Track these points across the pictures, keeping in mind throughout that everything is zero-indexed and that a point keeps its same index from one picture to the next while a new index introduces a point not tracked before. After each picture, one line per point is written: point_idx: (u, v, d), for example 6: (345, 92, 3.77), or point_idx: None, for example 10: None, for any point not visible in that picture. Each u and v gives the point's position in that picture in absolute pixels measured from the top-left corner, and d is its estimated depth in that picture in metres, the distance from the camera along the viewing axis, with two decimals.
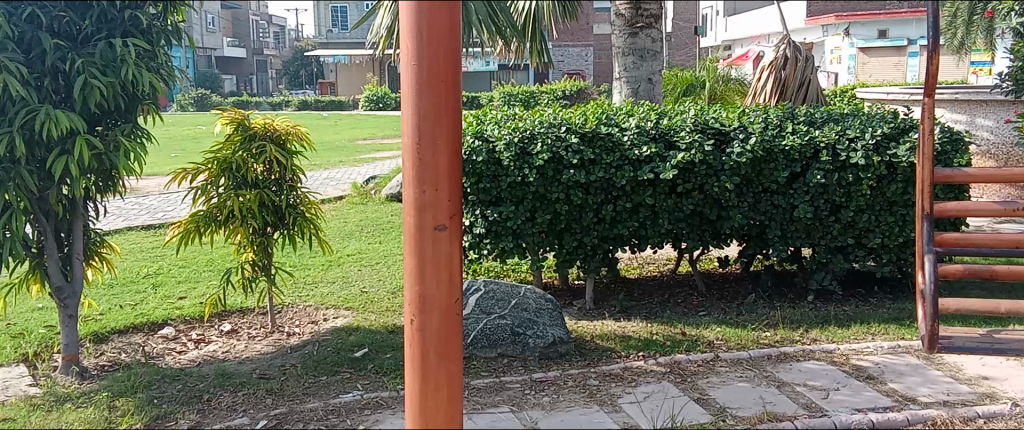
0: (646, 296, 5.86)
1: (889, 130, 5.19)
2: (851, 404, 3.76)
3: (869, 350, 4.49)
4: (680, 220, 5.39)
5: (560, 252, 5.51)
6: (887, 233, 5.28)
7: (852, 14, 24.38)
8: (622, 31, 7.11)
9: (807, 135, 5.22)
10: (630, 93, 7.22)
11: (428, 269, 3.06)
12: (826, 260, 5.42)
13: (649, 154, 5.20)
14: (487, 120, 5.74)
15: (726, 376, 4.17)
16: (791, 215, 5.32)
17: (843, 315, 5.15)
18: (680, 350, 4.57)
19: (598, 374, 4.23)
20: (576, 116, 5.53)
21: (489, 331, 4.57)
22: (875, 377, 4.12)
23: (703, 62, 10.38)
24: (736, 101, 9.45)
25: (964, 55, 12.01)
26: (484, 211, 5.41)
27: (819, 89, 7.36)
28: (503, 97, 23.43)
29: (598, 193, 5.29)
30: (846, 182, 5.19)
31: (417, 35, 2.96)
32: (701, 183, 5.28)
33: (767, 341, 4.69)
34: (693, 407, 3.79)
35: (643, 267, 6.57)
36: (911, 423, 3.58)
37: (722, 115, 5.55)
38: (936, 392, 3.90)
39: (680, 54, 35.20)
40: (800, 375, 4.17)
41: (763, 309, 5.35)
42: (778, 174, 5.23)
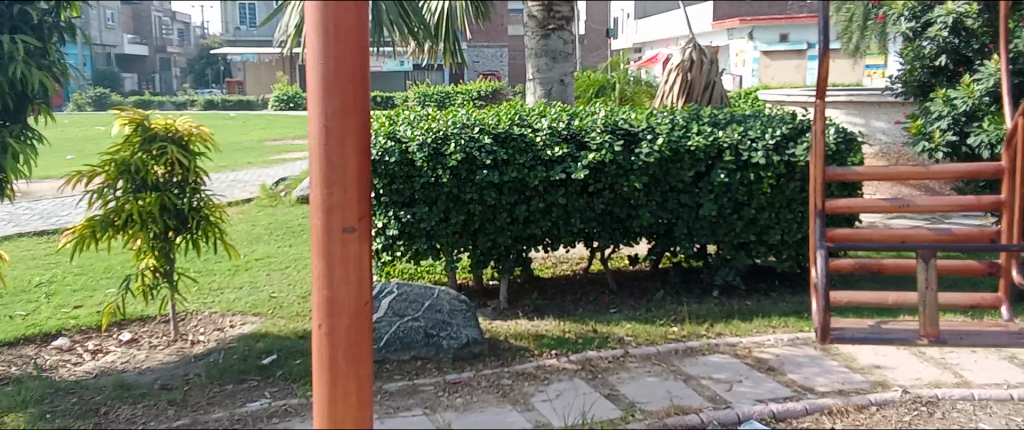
0: (559, 295, 5.91)
1: (788, 130, 5.41)
2: (753, 396, 3.89)
3: (769, 342, 4.67)
4: (591, 219, 5.47)
5: (474, 252, 5.50)
6: (786, 230, 5.50)
7: (755, 19, 25.26)
8: (535, 33, 7.15)
9: (711, 136, 5.39)
10: (543, 94, 7.29)
11: (337, 271, 3.01)
12: (730, 256, 5.60)
13: (562, 154, 5.28)
14: (399, 120, 5.69)
15: (635, 372, 4.26)
16: (697, 213, 5.47)
17: (746, 310, 5.33)
18: (592, 348, 4.64)
19: (512, 374, 4.25)
20: (489, 117, 5.56)
21: (402, 334, 4.52)
22: (776, 368, 4.28)
23: (614, 64, 10.57)
24: (646, 102, 9.66)
25: (858, 58, 12.61)
26: (397, 213, 5.34)
27: (723, 91, 7.63)
28: (419, 97, 23.26)
29: (511, 193, 5.31)
30: (748, 181, 5.38)
31: (324, 33, 2.91)
32: (612, 182, 5.37)
33: (674, 336, 4.82)
34: (603, 403, 3.85)
35: (556, 266, 6.65)
36: (808, 412, 3.73)
37: (631, 116, 5.65)
38: (832, 381, 4.09)
39: (594, 55, 35.75)
40: (706, 368, 4.30)
41: (671, 305, 5.48)
42: (685, 173, 5.38)
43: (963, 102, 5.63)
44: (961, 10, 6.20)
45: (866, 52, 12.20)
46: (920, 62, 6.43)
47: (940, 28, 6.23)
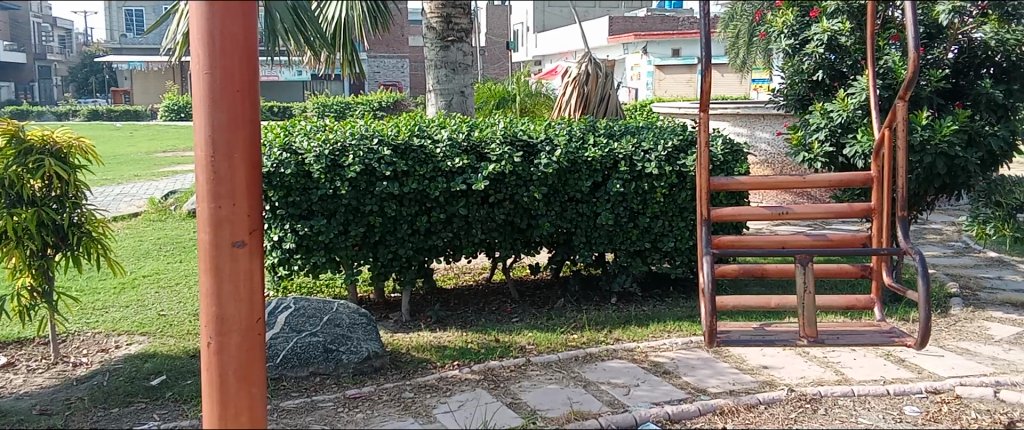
0: (461, 305, 5.92)
1: (679, 142, 5.59)
2: (649, 399, 4.01)
3: (665, 346, 4.82)
4: (492, 230, 5.51)
5: (375, 265, 5.45)
6: (679, 237, 5.68)
7: (648, 34, 26.07)
8: (434, 44, 7.15)
9: (606, 148, 5.52)
10: (443, 106, 7.31)
11: (227, 287, 2.92)
12: (627, 263, 5.75)
13: (462, 165, 5.29)
14: (296, 131, 5.57)
15: (536, 379, 4.31)
16: (594, 222, 5.60)
17: (642, 315, 5.48)
18: (494, 357, 4.66)
19: (413, 386, 4.22)
20: (388, 128, 5.51)
21: (300, 350, 4.41)
22: (671, 371, 4.42)
23: (513, 76, 10.71)
24: (545, 114, 9.84)
25: (744, 73, 13.19)
26: (294, 225, 5.23)
27: (618, 103, 7.83)
28: (317, 107, 22.81)
29: (412, 204, 5.29)
30: (642, 191, 5.54)
31: (210, 43, 2.83)
32: (512, 193, 5.42)
33: (574, 343, 4.90)
34: (505, 411, 3.87)
35: (458, 277, 6.67)
36: (701, 413, 3.86)
37: (529, 128, 5.73)
38: (723, 382, 4.24)
39: (495, 67, 36.09)
40: (605, 374, 4.39)
41: (570, 313, 5.58)
42: (582, 184, 5.49)
43: (838, 115, 5.61)
44: (835, 26, 5.76)
45: (752, 67, 12.82)
46: (799, 76, 6.04)
47: (817, 45, 5.80)
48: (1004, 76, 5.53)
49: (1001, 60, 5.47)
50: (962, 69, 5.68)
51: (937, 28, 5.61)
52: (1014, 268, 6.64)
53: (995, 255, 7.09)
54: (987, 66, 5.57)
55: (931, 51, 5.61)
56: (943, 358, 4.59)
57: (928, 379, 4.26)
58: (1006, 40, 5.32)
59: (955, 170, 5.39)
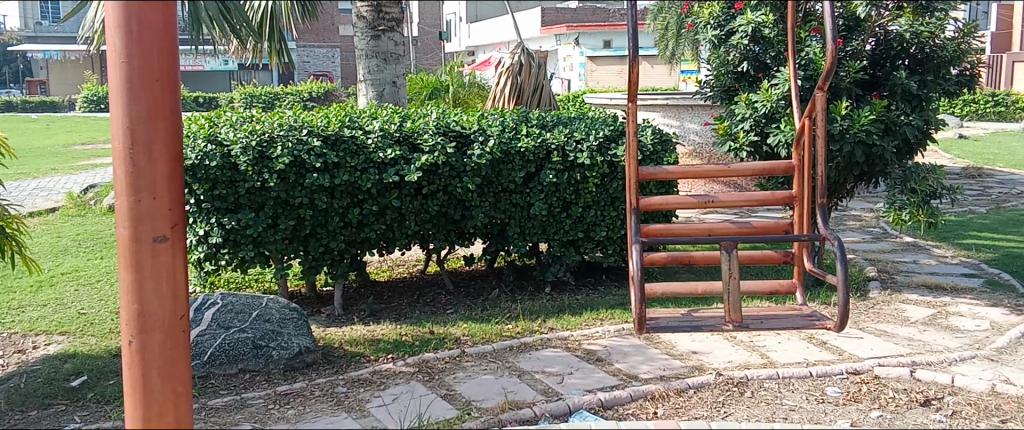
0: (395, 298, 5.88)
1: (610, 132, 5.66)
2: (583, 387, 4.06)
3: (598, 334, 4.88)
4: (426, 221, 5.48)
5: (305, 259, 5.35)
6: (611, 227, 5.75)
7: (580, 26, 26.27)
8: (365, 34, 7.05)
9: (539, 138, 5.55)
10: (374, 96, 7.22)
11: (149, 284, 2.83)
12: (560, 253, 5.78)
13: (394, 157, 5.24)
14: (221, 122, 5.43)
15: (471, 370, 4.31)
16: (528, 213, 5.62)
17: (576, 304, 5.53)
18: (428, 350, 4.64)
19: (346, 381, 4.17)
20: (318, 118, 5.42)
21: (228, 346, 4.31)
22: (603, 359, 4.48)
23: (445, 67, 10.65)
24: (478, 105, 9.83)
25: (674, 64, 13.42)
26: (220, 219, 5.10)
27: (551, 93, 7.88)
28: (245, 97, 22.23)
29: (343, 196, 5.21)
30: (574, 181, 5.58)
31: (127, 31, 2.73)
32: (445, 184, 5.40)
33: (508, 333, 4.92)
34: (440, 403, 3.86)
35: (392, 269, 6.62)
36: (633, 399, 3.93)
37: (462, 118, 5.71)
38: (654, 368, 4.32)
39: (428, 57, 35.87)
40: (539, 363, 4.42)
41: (505, 303, 5.59)
42: (515, 174, 5.50)
43: (762, 105, 5.75)
44: (759, 18, 5.91)
45: (681, 59, 13.05)
46: (725, 67, 6.15)
47: (741, 36, 5.95)
48: (918, 67, 5.75)
49: (916, 51, 5.69)
50: (879, 61, 5.88)
51: (856, 21, 5.83)
52: (928, 252, 6.94)
53: (910, 240, 7.40)
54: (902, 57, 5.78)
55: (850, 43, 5.80)
56: (863, 340, 4.76)
57: (849, 360, 4.42)
58: (921, 32, 5.57)
59: (873, 158, 5.59)
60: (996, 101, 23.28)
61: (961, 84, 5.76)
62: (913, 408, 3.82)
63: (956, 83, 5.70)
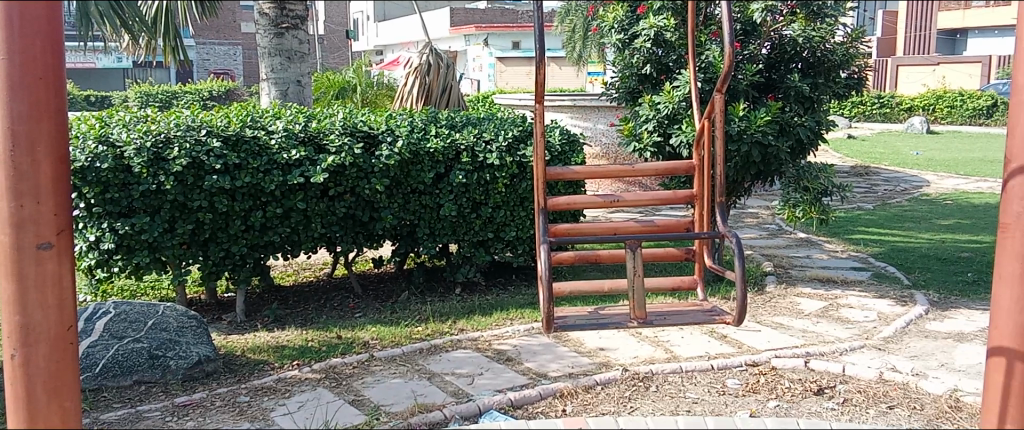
0: (301, 303, 5.74)
1: (519, 133, 5.69)
2: (493, 387, 4.06)
3: (507, 334, 4.90)
4: (333, 224, 5.36)
5: (205, 264, 5.16)
6: (521, 226, 5.78)
7: (489, 26, 26.37)
8: (267, 31, 6.87)
9: (448, 138, 5.52)
10: (278, 95, 7.02)
11: (32, 294, 2.68)
12: (470, 254, 5.76)
13: (299, 158, 5.12)
14: (112, 122, 5.17)
15: (379, 374, 4.25)
16: (437, 214, 5.57)
17: (486, 304, 5.54)
18: (335, 355, 4.54)
19: (249, 390, 4.05)
20: (217, 118, 5.24)
21: (122, 357, 4.12)
22: (513, 358, 4.50)
23: (352, 66, 10.48)
24: (386, 105, 9.72)
25: (581, 66, 13.64)
26: (112, 224, 4.85)
27: (459, 94, 7.85)
28: (140, 96, 21.27)
29: (245, 199, 5.06)
30: (484, 182, 5.58)
31: (9, 26, 2.60)
32: (353, 186, 5.30)
33: (418, 336, 4.87)
34: (347, 409, 3.79)
35: (298, 273, 6.47)
36: (542, 397, 3.96)
37: (370, 119, 5.63)
38: (563, 366, 4.37)
39: (335, 56, 35.29)
40: (448, 364, 4.40)
41: (415, 305, 5.54)
42: (424, 175, 5.46)
43: (665, 107, 5.89)
44: (661, 22, 6.04)
45: (587, 60, 13.27)
46: (629, 70, 6.28)
47: (644, 40, 6.06)
48: (810, 71, 6.01)
49: (808, 55, 5.94)
50: (774, 64, 6.11)
51: (752, 25, 6.03)
52: (820, 247, 7.28)
53: (804, 235, 7.75)
54: (796, 61, 6.02)
55: (747, 47, 6.01)
56: (760, 333, 4.95)
57: (747, 353, 4.59)
58: (812, 37, 5.80)
59: (768, 158, 5.79)
60: (880, 103, 24.59)
61: (849, 86, 6.08)
62: (807, 397, 3.99)
63: (845, 86, 6.01)
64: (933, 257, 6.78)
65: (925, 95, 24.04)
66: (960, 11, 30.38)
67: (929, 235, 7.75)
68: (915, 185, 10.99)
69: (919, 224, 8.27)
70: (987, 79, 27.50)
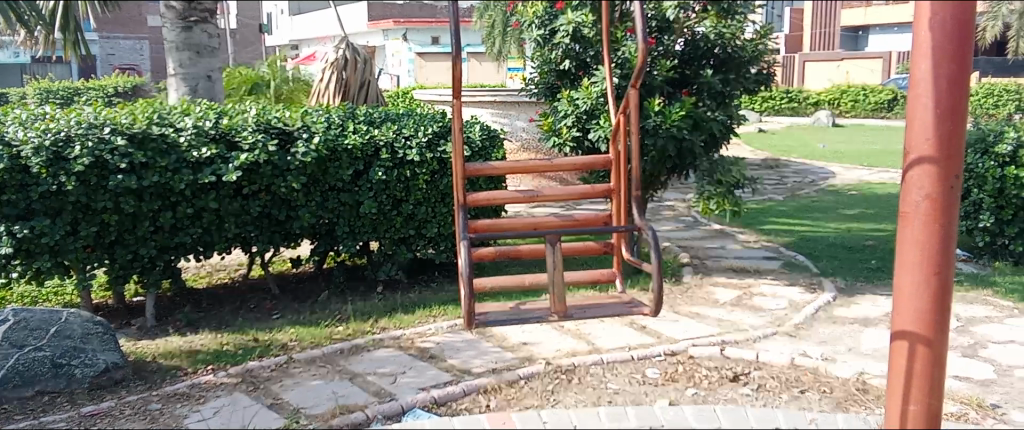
0: (215, 306, 5.56)
1: (439, 129, 5.64)
2: (416, 385, 4.03)
3: (430, 331, 4.87)
4: (247, 223, 5.21)
5: (112, 268, 4.94)
6: (443, 223, 5.72)
7: (408, 21, 26.12)
8: (175, 25, 6.63)
9: (367, 135, 5.44)
10: (187, 91, 6.78)
11: None
12: (391, 251, 5.69)
13: (210, 155, 4.96)
14: (7, 120, 4.90)
15: (299, 377, 4.16)
16: (357, 212, 5.48)
17: (409, 302, 5.48)
18: (252, 358, 4.42)
19: (161, 397, 3.90)
20: (122, 115, 5.02)
21: (23, 367, 3.93)
22: (436, 355, 4.48)
23: (267, 61, 10.22)
24: (303, 100, 9.52)
25: (502, 62, 13.69)
26: (10, 227, 4.60)
27: (377, 89, 7.75)
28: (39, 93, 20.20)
29: (153, 199, 4.87)
30: (404, 178, 5.51)
31: None
32: (267, 184, 5.16)
33: (339, 336, 4.79)
34: (266, 413, 3.69)
35: (212, 275, 6.28)
36: (466, 394, 3.95)
37: (285, 115, 5.49)
38: (487, 362, 4.37)
39: (250, 51, 34.35)
40: (371, 364, 4.34)
41: (335, 305, 5.44)
42: (343, 172, 5.35)
43: (583, 102, 5.94)
44: (579, 18, 6.08)
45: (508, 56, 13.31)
46: (548, 65, 6.34)
47: (563, 36, 6.10)
48: (721, 67, 6.16)
49: (720, 52, 6.11)
50: (689, 60, 6.23)
51: (666, 22, 6.07)
52: (733, 238, 7.50)
53: (718, 227, 7.97)
54: (708, 57, 6.17)
55: (662, 42, 6.08)
56: (678, 322, 5.06)
57: (666, 342, 4.69)
58: (723, 33, 6.00)
59: (683, 152, 5.93)
60: (789, 97, 25.40)
61: (759, 82, 6.30)
62: (724, 384, 4.10)
63: (755, 81, 6.23)
64: (840, 246, 7.08)
65: (830, 90, 25.06)
66: (862, 8, 31.79)
67: (835, 224, 8.08)
68: (822, 177, 11.45)
69: (825, 214, 8.62)
70: (888, 74, 28.89)
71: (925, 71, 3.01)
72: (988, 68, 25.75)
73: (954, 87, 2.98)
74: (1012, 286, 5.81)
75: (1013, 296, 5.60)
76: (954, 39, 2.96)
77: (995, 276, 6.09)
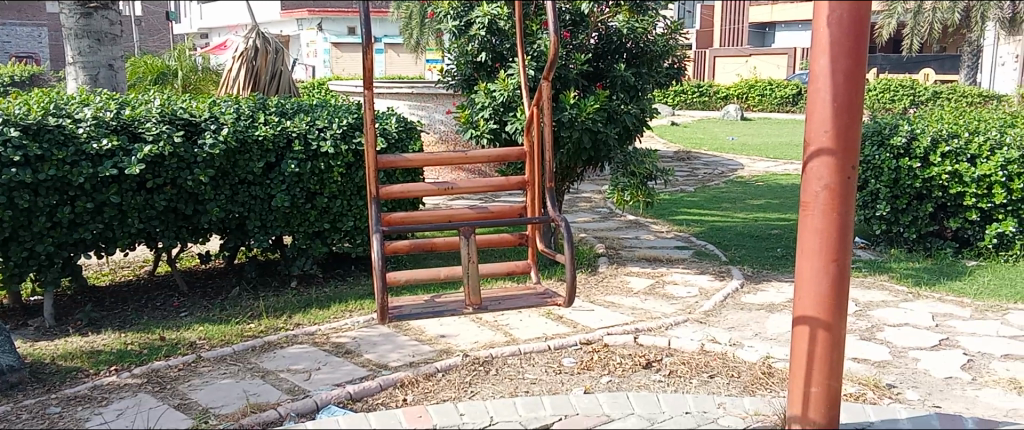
0: (119, 304, 5.34)
1: (353, 121, 5.55)
2: (331, 381, 3.97)
3: (346, 326, 4.81)
4: (153, 218, 5.01)
5: (5, 266, 4.70)
6: (359, 216, 5.64)
7: None
8: (73, 10, 6.30)
9: (278, 126, 5.32)
10: (87, 80, 6.48)
11: None
12: (305, 245, 5.57)
13: (111, 148, 4.76)
14: None
15: (208, 376, 4.04)
16: (269, 205, 5.34)
17: (324, 297, 5.40)
18: (158, 357, 4.27)
19: (60, 400, 3.73)
20: (14, 105, 4.77)
21: None
22: (352, 350, 4.42)
23: (174, 49, 9.87)
24: (212, 91, 9.24)
25: (419, 54, 13.61)
26: None
27: (290, 79, 7.58)
28: None
29: (50, 193, 4.64)
30: (318, 171, 5.40)
31: None
32: (173, 177, 4.99)
33: (250, 333, 4.67)
34: (172, 414, 3.56)
35: (115, 272, 6.03)
36: (383, 388, 3.92)
37: (191, 105, 5.32)
38: (404, 355, 4.34)
39: (157, 39, 33.10)
40: (284, 361, 4.26)
41: (246, 302, 5.30)
42: (253, 165, 5.22)
43: (500, 95, 5.95)
44: (494, 10, 6.13)
45: (424, 47, 13.23)
46: (465, 57, 6.30)
47: (479, 27, 6.11)
48: (635, 61, 6.25)
49: (633, 46, 6.21)
50: (602, 54, 6.31)
51: (581, 16, 6.17)
52: (647, 228, 7.67)
53: (633, 218, 8.14)
54: (621, 52, 6.26)
55: (576, 36, 6.17)
56: (594, 312, 5.15)
57: (582, 332, 4.76)
58: (635, 28, 6.07)
59: (598, 144, 5.98)
60: (701, 91, 26.09)
61: (671, 76, 6.45)
62: (637, 370, 4.20)
63: (666, 75, 6.37)
64: (747, 235, 7.33)
65: (739, 85, 25.87)
66: (769, 5, 32.89)
67: (743, 214, 8.37)
68: (731, 168, 11.84)
69: (734, 205, 8.91)
70: (793, 69, 30.01)
71: (824, 66, 3.14)
72: (886, 65, 27.04)
73: (851, 82, 3.12)
74: (907, 271, 6.13)
75: (907, 280, 5.92)
76: (849, 35, 3.09)
77: (891, 262, 6.42)
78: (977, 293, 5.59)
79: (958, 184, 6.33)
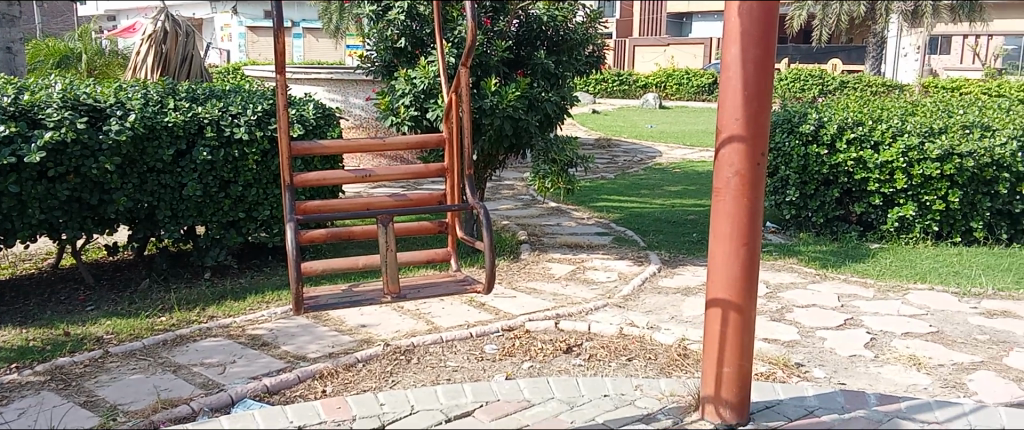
0: (20, 299, 5.10)
1: (269, 107, 5.41)
2: (247, 374, 3.88)
3: (263, 318, 4.70)
4: (55, 208, 4.79)
5: None
6: (276, 205, 5.50)
7: None
8: None
9: (189, 112, 5.15)
10: None
11: None
12: (220, 235, 5.41)
13: (9, 134, 4.52)
14: None
15: (116, 371, 3.89)
16: (180, 194, 5.17)
17: (240, 289, 5.27)
18: (62, 353, 4.09)
19: None
20: None
21: None
22: (269, 342, 4.33)
23: (77, 31, 9.45)
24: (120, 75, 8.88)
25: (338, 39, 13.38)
26: None
27: (202, 64, 7.34)
28: None
29: None
30: (232, 158, 5.25)
31: None
32: (77, 165, 4.77)
33: (161, 326, 4.52)
34: (77, 412, 3.43)
35: (16, 265, 5.75)
36: (301, 380, 3.86)
37: (95, 90, 5.11)
38: (322, 346, 4.28)
39: (59, 21, 31.53)
40: (197, 354, 4.14)
41: (157, 294, 5.13)
42: (163, 152, 5.04)
43: (420, 81, 5.90)
44: None
45: None
46: (385, 43, 6.22)
47: (397, 12, 6.03)
48: (554, 49, 6.32)
49: (553, 34, 6.27)
50: (522, 41, 6.33)
51: (501, 3, 6.13)
52: (569, 215, 7.76)
53: (554, 205, 8.21)
54: (540, 39, 6.31)
55: (496, 23, 6.13)
56: (515, 298, 5.18)
57: (503, 318, 4.78)
58: (556, 16, 6.16)
59: (519, 131, 6.02)
60: (621, 80, 26.47)
61: (591, 63, 6.50)
62: (557, 355, 4.25)
63: (586, 63, 6.42)
64: (664, 221, 7.50)
65: (658, 74, 26.33)
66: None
67: (661, 201, 8.55)
68: (649, 156, 12.06)
69: (652, 192, 9.09)
70: (710, 59, 30.71)
71: (735, 56, 3.22)
72: (796, 56, 27.93)
73: (760, 72, 3.21)
74: (814, 254, 6.38)
75: (815, 262, 6.17)
76: (758, 25, 3.17)
77: (800, 246, 6.67)
78: (880, 274, 5.87)
79: (863, 170, 6.62)
